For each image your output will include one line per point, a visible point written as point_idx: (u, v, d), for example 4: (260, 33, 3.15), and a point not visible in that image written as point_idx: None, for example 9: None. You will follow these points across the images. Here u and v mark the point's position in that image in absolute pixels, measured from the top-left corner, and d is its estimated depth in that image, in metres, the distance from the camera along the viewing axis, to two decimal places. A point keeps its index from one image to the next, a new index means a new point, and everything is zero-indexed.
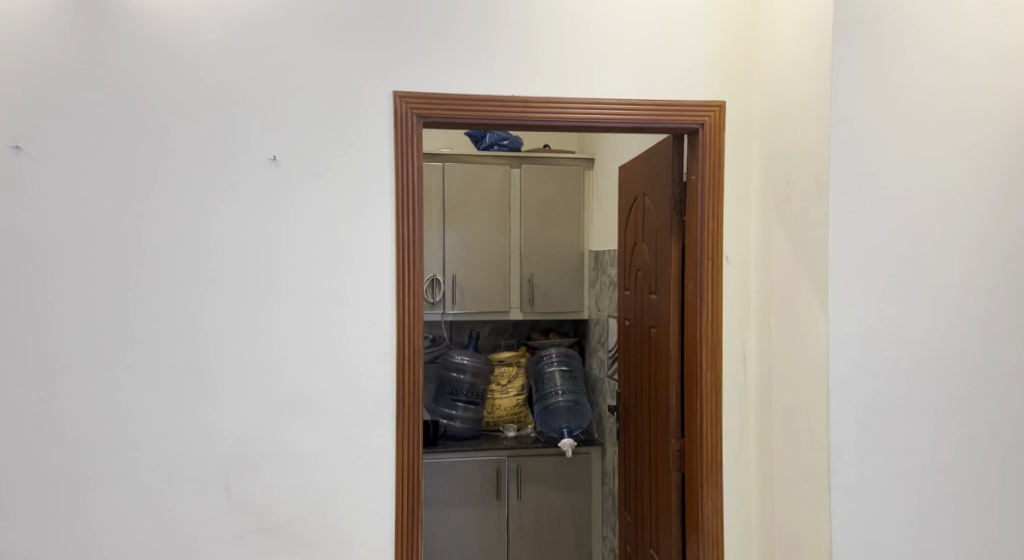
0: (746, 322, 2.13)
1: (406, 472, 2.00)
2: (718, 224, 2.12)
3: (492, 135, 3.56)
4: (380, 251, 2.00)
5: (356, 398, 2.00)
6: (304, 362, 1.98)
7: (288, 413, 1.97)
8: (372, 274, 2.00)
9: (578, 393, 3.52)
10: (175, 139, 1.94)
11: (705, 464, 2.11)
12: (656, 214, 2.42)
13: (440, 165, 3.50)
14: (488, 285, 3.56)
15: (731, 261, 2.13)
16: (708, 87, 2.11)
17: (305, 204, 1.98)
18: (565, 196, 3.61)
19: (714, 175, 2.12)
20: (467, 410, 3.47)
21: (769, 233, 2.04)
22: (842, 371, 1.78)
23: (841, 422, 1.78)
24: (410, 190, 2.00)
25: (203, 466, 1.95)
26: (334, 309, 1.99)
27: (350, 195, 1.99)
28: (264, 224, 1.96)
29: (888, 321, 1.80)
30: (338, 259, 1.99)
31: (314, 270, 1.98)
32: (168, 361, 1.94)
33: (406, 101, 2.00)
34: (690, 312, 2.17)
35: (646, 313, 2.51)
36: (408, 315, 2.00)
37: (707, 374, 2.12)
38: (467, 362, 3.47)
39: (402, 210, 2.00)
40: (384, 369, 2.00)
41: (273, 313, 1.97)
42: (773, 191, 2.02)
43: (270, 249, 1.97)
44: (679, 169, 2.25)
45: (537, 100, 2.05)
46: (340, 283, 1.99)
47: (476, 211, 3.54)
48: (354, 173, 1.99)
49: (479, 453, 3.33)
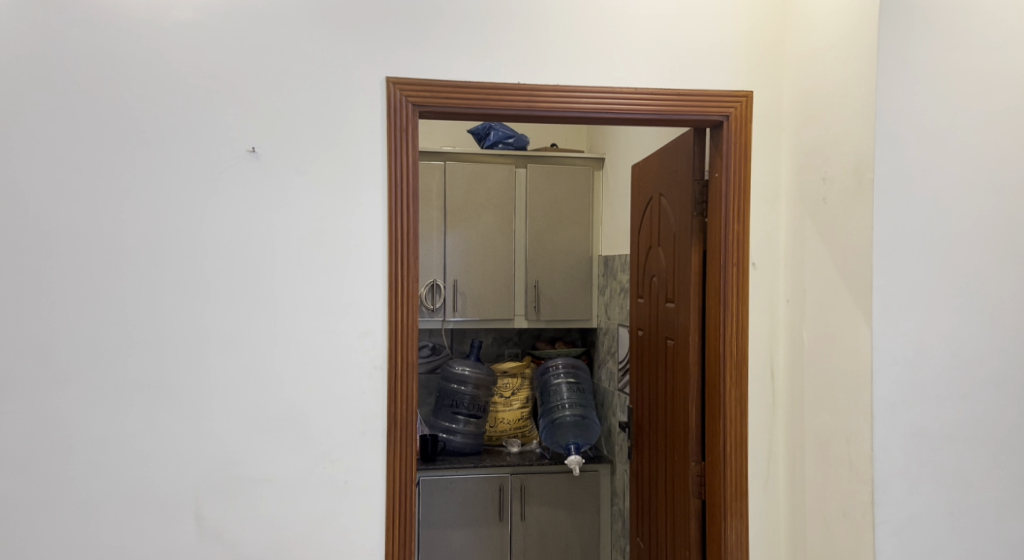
0: (774, 335, 1.94)
1: (397, 499, 1.80)
2: (744, 226, 1.92)
3: (497, 132, 3.38)
4: (371, 254, 1.81)
5: (343, 417, 1.80)
6: (286, 377, 1.78)
7: (266, 433, 1.78)
8: (361, 280, 1.80)
9: (585, 407, 3.29)
10: (143, 129, 1.74)
11: (728, 491, 1.91)
12: (673, 216, 2.22)
13: (442, 164, 3.31)
14: (491, 292, 3.36)
15: (757, 266, 1.93)
16: (734, 76, 1.92)
17: (288, 201, 1.78)
18: (573, 198, 3.41)
19: (739, 172, 1.92)
20: (468, 424, 3.29)
21: (802, 236, 1.84)
22: (889, 393, 1.57)
23: (887, 451, 1.57)
24: (404, 186, 1.81)
25: (170, 492, 1.75)
26: (319, 318, 1.79)
27: (337, 193, 1.79)
28: (242, 224, 1.77)
29: (940, 337, 1.60)
30: (325, 263, 1.79)
31: (298, 275, 1.79)
32: (132, 376, 1.74)
33: (400, 88, 1.80)
34: (712, 322, 1.97)
35: (662, 323, 2.31)
36: (402, 324, 1.81)
37: (731, 391, 1.92)
38: (468, 374, 3.28)
39: (395, 210, 1.80)
40: (373, 384, 1.81)
41: (251, 322, 1.77)
42: (806, 191, 1.82)
43: (249, 251, 1.77)
44: (701, 166, 2.05)
45: (544, 88, 1.86)
46: (326, 289, 1.80)
47: (479, 213, 3.34)
48: (342, 168, 1.80)
49: (480, 470, 3.14)
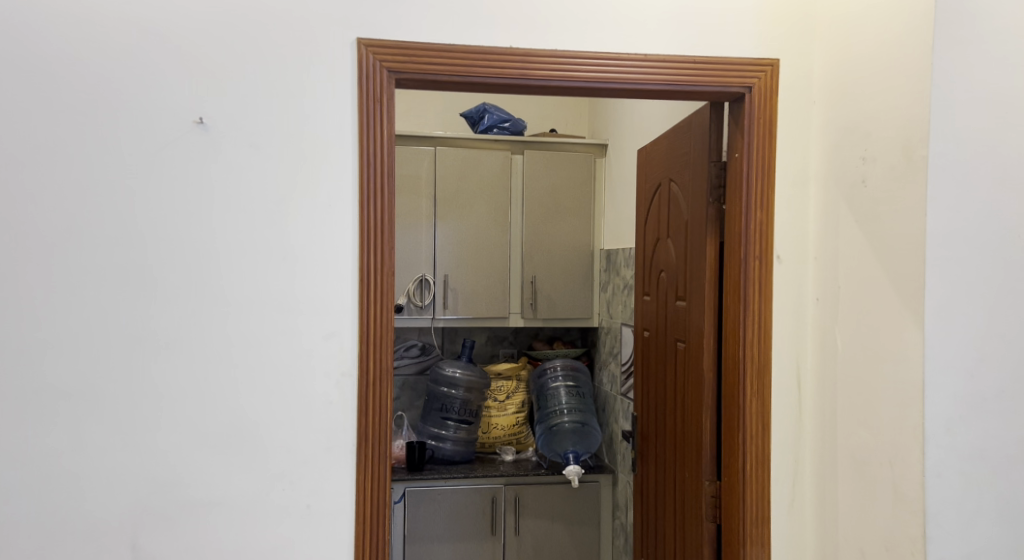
0: (801, 338, 1.70)
1: (368, 527, 1.57)
2: (768, 214, 1.68)
3: (491, 117, 3.13)
4: (338, 244, 1.57)
5: (305, 431, 1.56)
6: (239, 385, 1.55)
7: (215, 449, 1.54)
8: (328, 273, 1.56)
9: (585, 413, 3.06)
10: (71, 95, 1.50)
11: (747, 517, 1.68)
12: (685, 204, 1.98)
13: (432, 149, 3.07)
14: (485, 288, 3.12)
15: (782, 260, 1.70)
16: (758, 41, 1.68)
17: (241, 181, 1.54)
18: (574, 187, 3.17)
19: (762, 152, 1.68)
20: (459, 430, 3.04)
21: (836, 226, 1.60)
22: (943, 409, 1.34)
23: (941, 477, 1.34)
24: (377, 165, 1.57)
25: (104, 517, 1.51)
26: (277, 316, 1.55)
27: (300, 172, 1.55)
28: (187, 207, 1.53)
29: (1003, 343, 1.36)
30: (285, 253, 1.55)
31: (254, 267, 1.55)
32: (58, 382, 1.50)
33: (374, 52, 1.56)
34: (730, 324, 1.73)
35: (671, 323, 2.07)
36: (375, 325, 1.57)
37: (752, 403, 1.68)
38: (459, 376, 3.05)
39: (366, 193, 1.56)
40: (341, 394, 1.57)
41: (197, 319, 1.53)
42: (841, 173, 1.58)
43: (197, 238, 1.53)
44: (718, 147, 1.80)
45: (541, 54, 1.62)
46: (286, 283, 1.55)
47: (472, 203, 3.10)
48: (305, 144, 1.55)
49: (471, 480, 2.90)
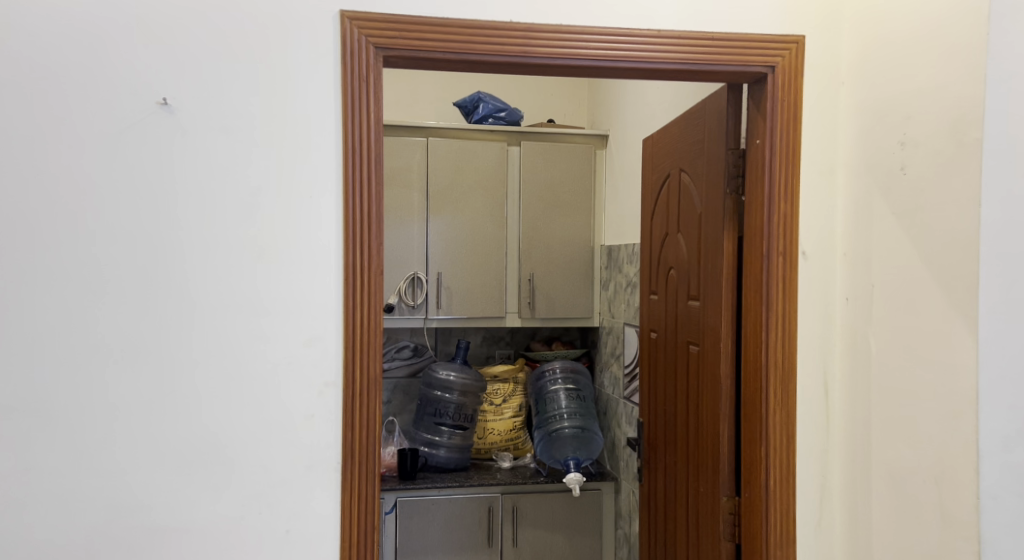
0: (828, 341, 1.55)
1: (355, 554, 1.42)
2: (793, 206, 1.54)
3: (485, 106, 2.97)
4: (320, 240, 1.41)
5: (285, 447, 1.41)
6: (211, 396, 1.39)
7: (184, 469, 1.39)
8: (309, 273, 1.41)
9: (586, 418, 2.90)
10: (18, 72, 1.34)
11: (771, 538, 1.53)
12: (698, 196, 1.83)
13: (424, 140, 2.91)
14: (480, 287, 2.97)
15: (808, 255, 1.55)
16: (781, 16, 1.53)
17: (213, 169, 1.39)
18: (573, 179, 3.02)
19: (787, 138, 1.53)
20: (453, 436, 2.89)
21: (869, 218, 1.45)
22: (1000, 423, 1.20)
23: (998, 499, 1.20)
24: (363, 152, 1.41)
25: (59, 546, 1.36)
26: (253, 320, 1.40)
27: (277, 160, 1.40)
28: (151, 198, 1.37)
29: None
30: (261, 250, 1.40)
31: (225, 266, 1.39)
32: (6, 394, 1.34)
33: (359, 26, 1.41)
34: (750, 326, 1.59)
35: (682, 325, 1.92)
36: (362, 330, 1.41)
37: (776, 412, 1.54)
38: (453, 380, 2.89)
39: (352, 183, 1.41)
40: (325, 406, 1.42)
41: (162, 324, 1.38)
42: (876, 159, 1.43)
43: (161, 233, 1.38)
44: (736, 132, 1.65)
45: (544, 30, 1.47)
46: (262, 284, 1.40)
47: (467, 197, 2.95)
48: (283, 129, 1.40)
49: (467, 490, 2.75)
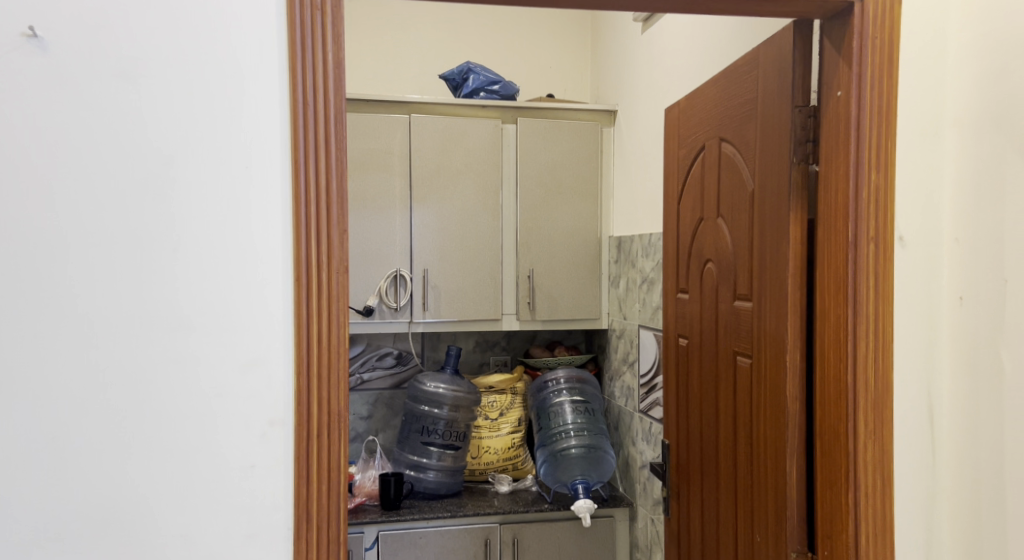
0: (937, 354, 1.19)
1: None
2: (889, 178, 1.17)
3: (476, 78, 2.59)
4: (262, 226, 1.03)
5: (216, 512, 1.03)
6: (110, 445, 1.01)
7: (74, 543, 1.00)
8: (245, 271, 1.02)
9: (596, 434, 2.52)
10: None
11: None
12: (748, 170, 1.48)
13: (407, 117, 2.53)
14: (474, 285, 2.59)
15: (906, 242, 1.18)
16: None
17: (111, 132, 0.99)
18: (577, 161, 2.65)
19: (880, 88, 1.17)
20: (444, 457, 2.51)
21: (999, 193, 1.10)
22: None
23: None
24: (319, 106, 1.03)
25: None
26: (169, 338, 1.01)
27: (200, 117, 1.01)
28: (23, 172, 0.98)
29: None
30: (177, 242, 1.01)
31: (127, 265, 1.00)
32: None
33: None
34: (832, 335, 1.22)
35: (726, 330, 1.56)
36: (320, 348, 1.04)
37: (867, 448, 1.17)
38: (443, 393, 2.54)
39: (304, 148, 1.03)
40: (270, 453, 1.04)
41: (41, 347, 0.99)
42: (1015, 111, 1.07)
43: (35, 224, 0.98)
44: (805, 85, 1.29)
45: None
46: (180, 288, 1.01)
47: (456, 182, 2.57)
48: (207, 75, 1.01)
49: (461, 520, 2.38)
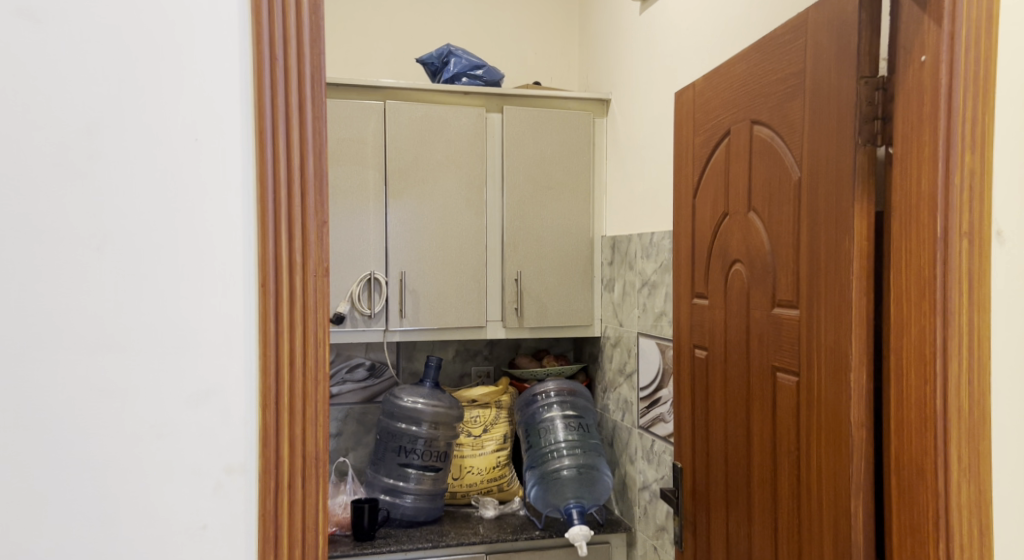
0: None
1: None
2: (987, 162, 0.97)
3: (458, 62, 2.36)
4: (216, 216, 0.78)
5: None
6: (10, 512, 0.74)
7: None
8: (194, 274, 0.78)
9: (591, 453, 2.30)
10: None
11: None
12: (794, 157, 1.27)
13: (381, 104, 2.29)
14: (455, 290, 2.36)
15: (1004, 237, 0.98)
16: None
17: (10, 87, 0.74)
18: (567, 155, 2.44)
19: (975, 50, 0.96)
20: (422, 480, 2.26)
21: None
22: None
23: None
24: (290, 62, 0.79)
25: None
26: (91, 364, 0.76)
27: (132, 71, 0.76)
28: None
29: None
30: (102, 236, 0.76)
31: (31, 267, 0.75)
32: None
33: None
34: (914, 352, 1.01)
35: (764, 343, 1.36)
36: (292, 373, 0.80)
37: (963, 491, 0.96)
38: (422, 409, 2.30)
39: (271, 115, 0.79)
40: (228, 510, 0.79)
41: None
42: None
43: None
44: (872, 55, 1.10)
45: None
46: (105, 297, 0.76)
47: (436, 177, 2.34)
48: (142, 17, 0.76)
49: (443, 550, 2.14)
